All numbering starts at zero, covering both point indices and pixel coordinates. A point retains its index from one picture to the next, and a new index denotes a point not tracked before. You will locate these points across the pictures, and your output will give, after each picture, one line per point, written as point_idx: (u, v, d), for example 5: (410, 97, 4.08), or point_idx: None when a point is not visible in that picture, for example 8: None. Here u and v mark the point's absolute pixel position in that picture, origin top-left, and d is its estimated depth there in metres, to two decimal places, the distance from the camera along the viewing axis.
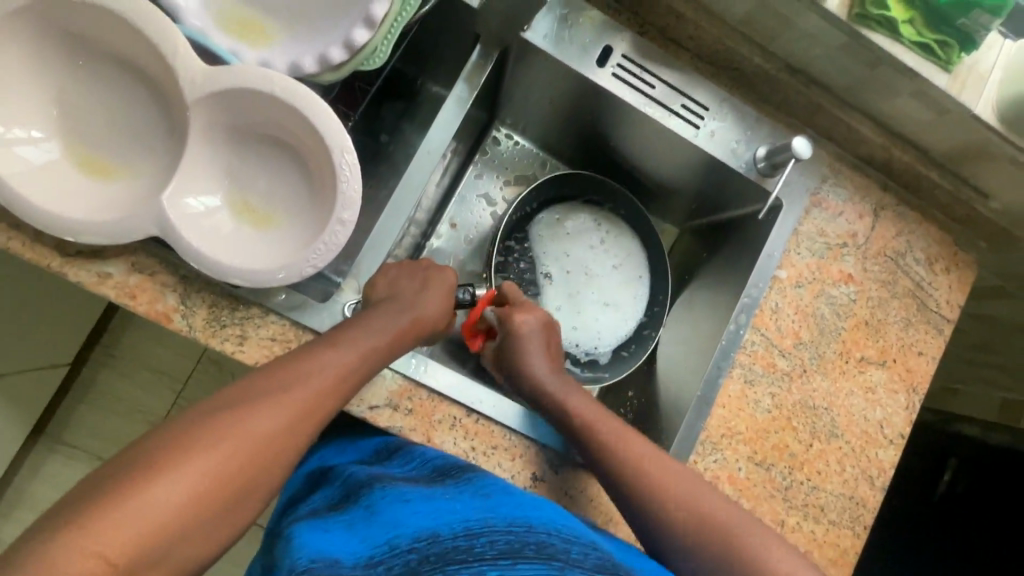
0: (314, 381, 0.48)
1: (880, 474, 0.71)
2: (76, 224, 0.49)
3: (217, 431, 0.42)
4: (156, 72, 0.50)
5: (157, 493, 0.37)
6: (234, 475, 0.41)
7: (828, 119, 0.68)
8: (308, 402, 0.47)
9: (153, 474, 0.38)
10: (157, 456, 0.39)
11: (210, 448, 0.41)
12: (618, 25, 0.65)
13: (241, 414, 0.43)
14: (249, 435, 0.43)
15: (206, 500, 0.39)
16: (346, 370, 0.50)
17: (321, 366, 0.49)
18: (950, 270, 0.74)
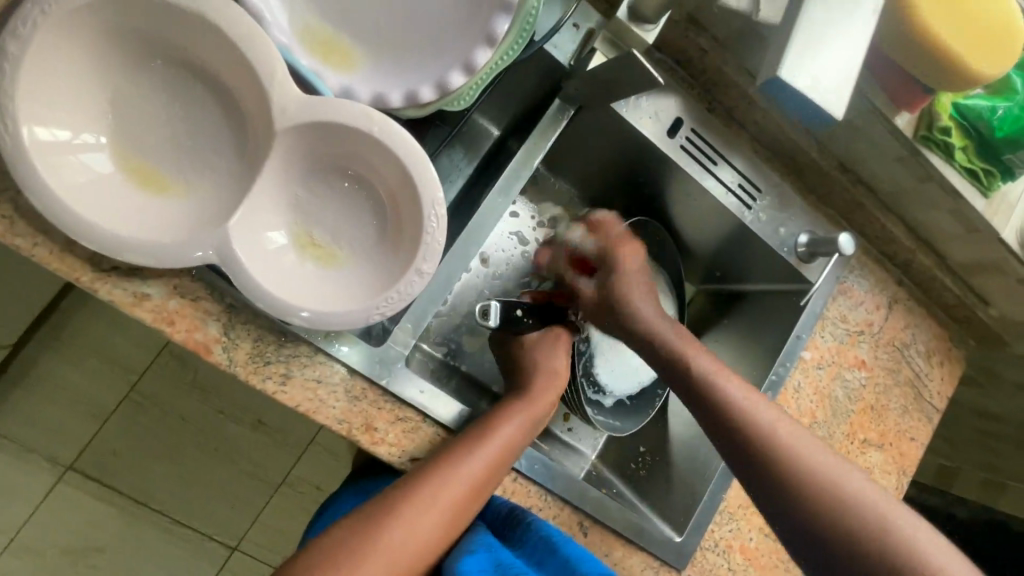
0: (505, 433, 0.56)
1: None
2: (127, 244, 0.44)
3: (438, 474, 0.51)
4: (241, 91, 0.47)
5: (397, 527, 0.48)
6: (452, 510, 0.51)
7: (863, 216, 0.73)
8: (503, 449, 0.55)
9: (393, 514, 0.48)
10: (371, 521, 0.47)
11: (408, 515, 0.49)
12: (689, 101, 0.67)
13: (430, 483, 0.50)
14: (433, 501, 0.50)
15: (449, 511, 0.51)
16: (510, 445, 0.56)
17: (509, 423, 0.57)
18: (943, 364, 0.81)
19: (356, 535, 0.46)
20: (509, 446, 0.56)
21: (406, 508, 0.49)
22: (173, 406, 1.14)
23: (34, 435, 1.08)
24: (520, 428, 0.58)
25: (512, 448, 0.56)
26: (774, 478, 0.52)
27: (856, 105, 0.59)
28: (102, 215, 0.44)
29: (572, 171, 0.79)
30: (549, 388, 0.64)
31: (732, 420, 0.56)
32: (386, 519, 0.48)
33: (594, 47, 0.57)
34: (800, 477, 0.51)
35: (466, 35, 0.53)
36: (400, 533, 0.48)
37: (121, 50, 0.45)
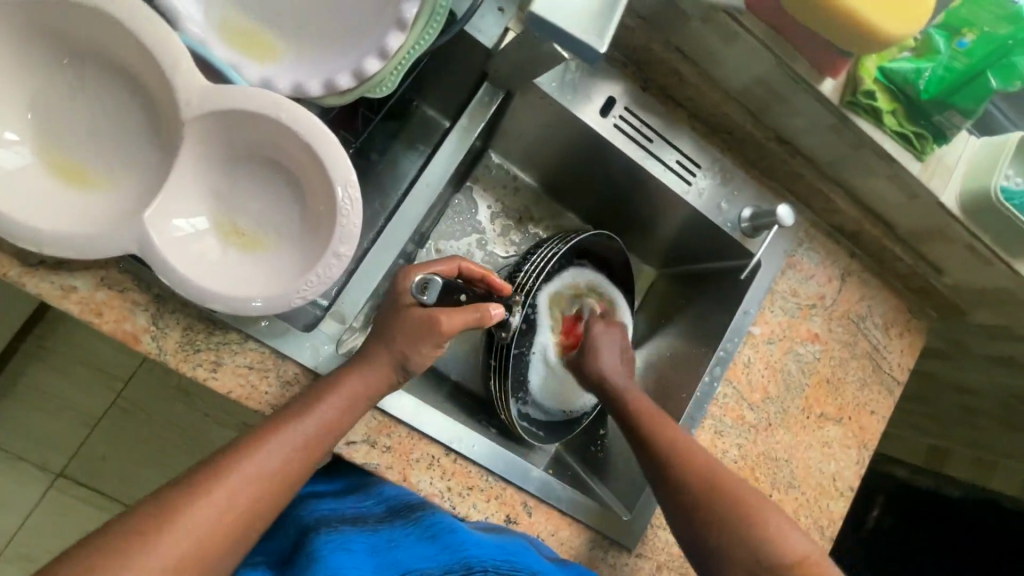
0: (319, 415, 0.50)
1: (830, 525, 0.75)
2: (41, 236, 0.45)
3: (227, 471, 0.46)
4: (152, 84, 0.48)
5: (170, 533, 0.42)
6: (246, 506, 0.46)
7: (807, 188, 0.73)
8: (314, 432, 0.50)
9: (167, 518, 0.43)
10: (149, 522, 0.42)
11: (196, 508, 0.44)
12: (622, 80, 0.67)
13: (225, 471, 0.46)
14: (215, 504, 0.44)
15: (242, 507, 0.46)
16: (322, 425, 0.50)
17: (325, 400, 0.51)
18: (903, 336, 0.80)
19: (111, 550, 0.41)
20: (318, 434, 0.50)
21: (176, 515, 0.43)
22: (155, 411, 1.16)
23: (20, 443, 1.10)
24: (342, 412, 0.51)
25: (336, 424, 0.51)
26: (722, 525, 0.56)
27: (779, 72, 0.60)
28: (20, 207, 0.45)
29: (520, 158, 0.80)
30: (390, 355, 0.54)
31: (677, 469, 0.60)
32: (151, 528, 0.42)
33: (506, 28, 0.62)
34: (747, 527, 0.55)
35: (380, 20, 0.54)
36: (172, 546, 0.42)
37: (37, 51, 0.47)
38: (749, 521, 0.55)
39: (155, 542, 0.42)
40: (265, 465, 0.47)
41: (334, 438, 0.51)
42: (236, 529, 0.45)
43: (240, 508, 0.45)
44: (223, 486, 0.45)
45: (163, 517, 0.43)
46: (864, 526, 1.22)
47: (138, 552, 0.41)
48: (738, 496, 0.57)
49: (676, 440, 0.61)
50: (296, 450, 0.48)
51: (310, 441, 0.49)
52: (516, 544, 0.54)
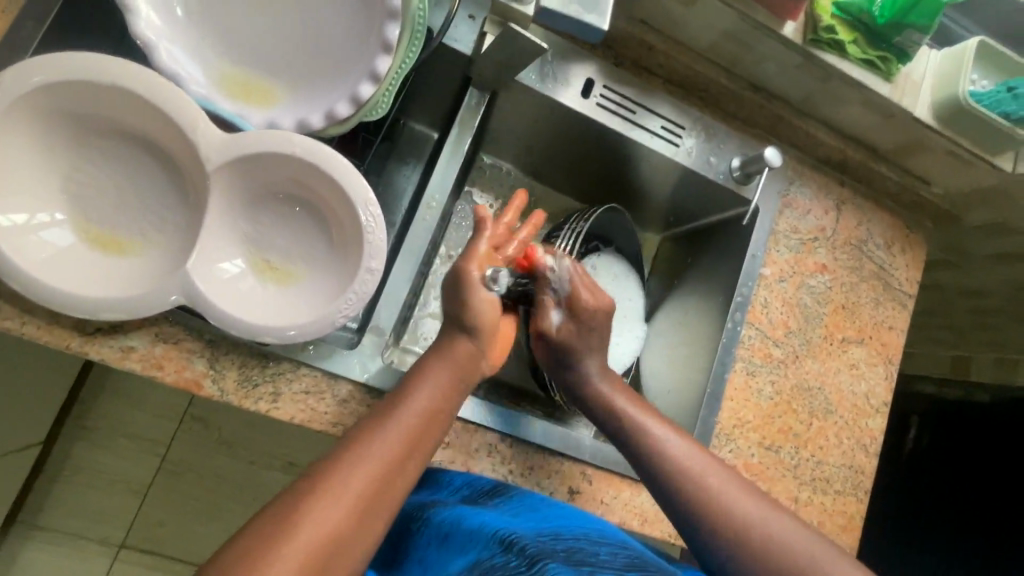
0: (418, 403, 0.53)
1: (872, 441, 0.79)
2: (99, 301, 0.49)
3: (346, 461, 0.47)
4: (173, 146, 0.52)
5: (307, 521, 0.43)
6: (369, 493, 0.47)
7: (788, 128, 0.76)
8: (416, 420, 0.52)
9: (300, 507, 0.44)
10: (285, 512, 0.44)
11: (324, 498, 0.45)
12: (597, 60, 0.71)
13: (344, 461, 0.48)
14: (339, 495, 0.46)
15: (366, 495, 0.47)
16: (424, 412, 0.53)
17: (420, 388, 0.54)
18: (905, 251, 0.83)
19: (248, 548, 0.41)
20: (422, 421, 0.52)
21: (306, 509, 0.44)
22: (205, 466, 1.19)
23: (81, 522, 1.12)
24: (437, 400, 0.54)
25: (436, 411, 0.54)
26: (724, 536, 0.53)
27: (742, 24, 0.64)
28: (75, 280, 0.49)
29: (512, 153, 0.84)
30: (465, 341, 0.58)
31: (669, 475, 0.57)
32: (282, 524, 0.43)
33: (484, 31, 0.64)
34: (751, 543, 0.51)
35: (366, 49, 0.57)
36: (304, 540, 0.43)
37: (62, 134, 0.50)
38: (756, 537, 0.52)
39: (286, 537, 0.42)
40: (377, 455, 0.49)
41: (435, 427, 0.53)
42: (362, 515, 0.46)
43: (361, 498, 0.46)
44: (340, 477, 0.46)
45: (287, 511, 0.44)
46: (907, 446, 1.27)
47: (270, 552, 0.41)
48: (724, 499, 0.54)
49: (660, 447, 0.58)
50: (402, 439, 0.50)
51: (416, 426, 0.52)
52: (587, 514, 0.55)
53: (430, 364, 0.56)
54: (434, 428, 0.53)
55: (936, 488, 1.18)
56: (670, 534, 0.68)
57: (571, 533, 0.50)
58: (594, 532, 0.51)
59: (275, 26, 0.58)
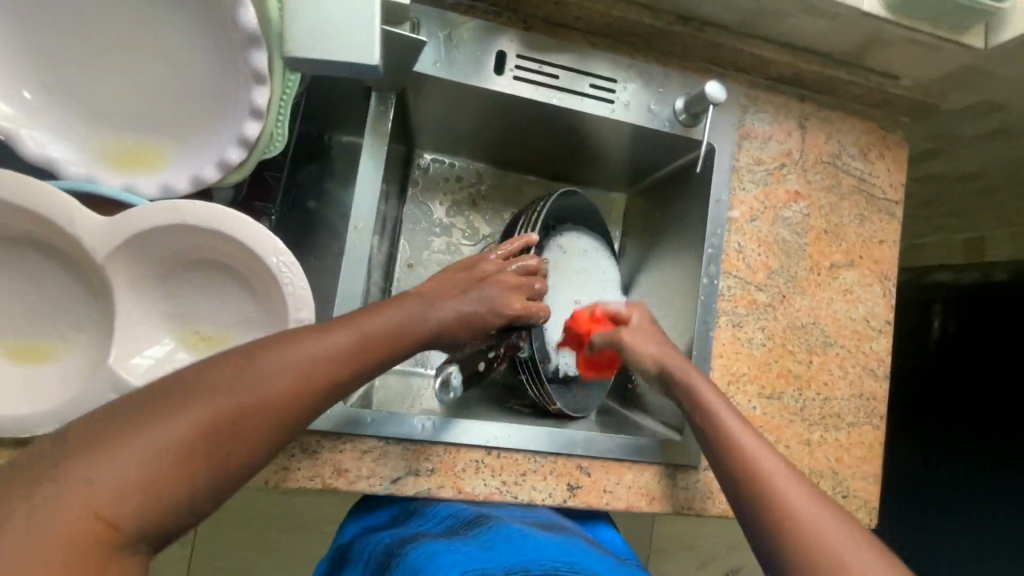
0: (372, 327, 0.47)
1: (880, 364, 0.75)
2: (30, 420, 0.47)
3: (267, 361, 0.41)
4: (58, 242, 0.48)
5: (195, 412, 0.37)
6: (279, 403, 0.40)
7: (729, 54, 0.68)
8: (362, 340, 0.46)
9: (196, 394, 0.38)
10: (181, 391, 0.38)
11: (229, 390, 0.38)
12: (503, 29, 0.64)
13: (266, 358, 0.41)
14: (244, 389, 0.39)
15: (277, 408, 0.40)
16: (376, 339, 0.46)
17: (379, 318, 0.48)
18: (884, 155, 0.77)
19: (121, 420, 0.35)
20: (384, 344, 0.47)
21: (201, 395, 0.38)
22: None
23: None
24: (406, 327, 0.49)
25: (390, 348, 0.48)
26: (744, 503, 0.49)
27: None
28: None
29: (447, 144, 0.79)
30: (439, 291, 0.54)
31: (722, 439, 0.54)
32: (172, 401, 0.37)
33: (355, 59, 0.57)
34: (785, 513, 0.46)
35: (239, 81, 0.51)
36: (180, 430, 0.36)
37: None
38: (785, 500, 0.47)
39: (168, 420, 0.36)
40: (322, 359, 0.43)
41: (397, 353, 0.48)
42: (264, 427, 0.39)
43: (271, 401, 0.40)
44: (269, 365, 0.41)
45: (193, 383, 0.38)
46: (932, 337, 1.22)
47: (144, 429, 0.35)
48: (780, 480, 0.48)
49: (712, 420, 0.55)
50: (340, 354, 0.44)
51: (363, 348, 0.45)
52: (579, 555, 0.48)
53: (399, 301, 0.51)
54: (382, 359, 0.47)
55: (964, 387, 1.13)
56: (681, 506, 0.66)
57: (542, 568, 0.42)
58: (570, 567, 0.43)
59: (142, 79, 0.53)
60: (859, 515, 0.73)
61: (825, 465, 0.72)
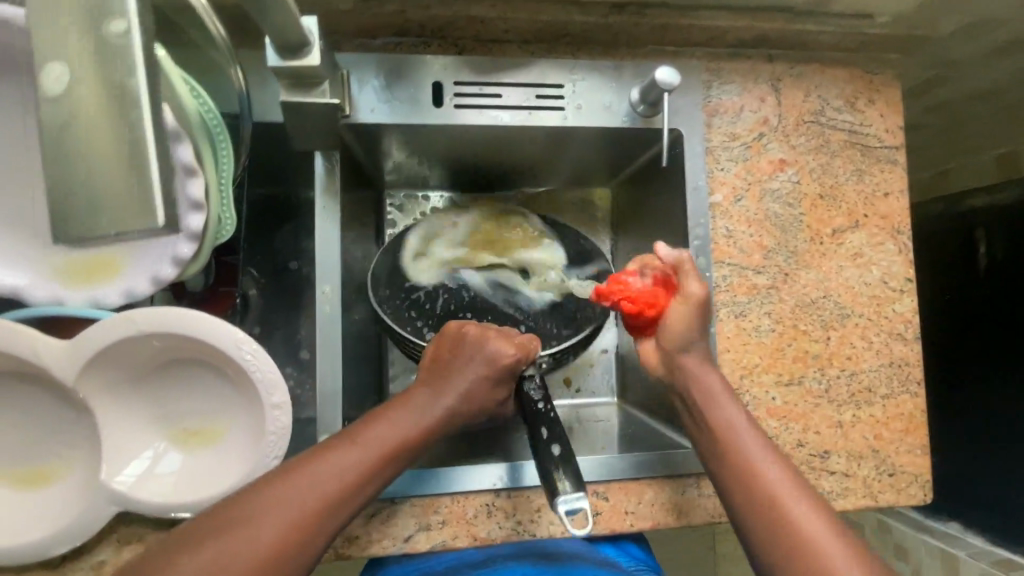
0: (338, 456, 0.47)
1: (908, 326, 0.69)
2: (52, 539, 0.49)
3: (233, 519, 0.42)
4: (34, 370, 0.49)
5: None
6: (244, 559, 0.41)
7: (679, 32, 0.63)
8: (325, 477, 0.45)
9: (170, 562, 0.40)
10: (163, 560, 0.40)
11: (201, 550, 0.41)
12: (434, 61, 0.61)
13: (234, 512, 0.43)
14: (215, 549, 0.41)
15: (245, 562, 0.41)
16: (342, 470, 0.46)
17: (345, 444, 0.48)
18: (874, 101, 0.70)
19: None
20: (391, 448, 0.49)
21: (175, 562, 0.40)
22: None
23: None
24: (410, 425, 0.51)
25: (363, 472, 0.47)
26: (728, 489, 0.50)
27: None
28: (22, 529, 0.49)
29: (412, 179, 0.77)
30: (408, 395, 0.53)
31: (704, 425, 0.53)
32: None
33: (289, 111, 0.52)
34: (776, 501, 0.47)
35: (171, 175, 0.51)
36: None
37: None
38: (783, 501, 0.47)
39: None
40: (282, 506, 0.43)
41: (376, 476, 0.48)
42: None
43: (237, 558, 0.40)
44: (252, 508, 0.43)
45: (182, 548, 0.41)
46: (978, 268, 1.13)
47: None
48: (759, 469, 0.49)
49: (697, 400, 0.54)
50: (304, 497, 0.44)
51: (327, 487, 0.45)
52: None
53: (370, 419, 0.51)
54: (354, 488, 0.46)
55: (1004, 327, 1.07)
56: (710, 514, 0.63)
57: None
58: None
59: None
60: (911, 491, 0.67)
61: (864, 444, 0.67)
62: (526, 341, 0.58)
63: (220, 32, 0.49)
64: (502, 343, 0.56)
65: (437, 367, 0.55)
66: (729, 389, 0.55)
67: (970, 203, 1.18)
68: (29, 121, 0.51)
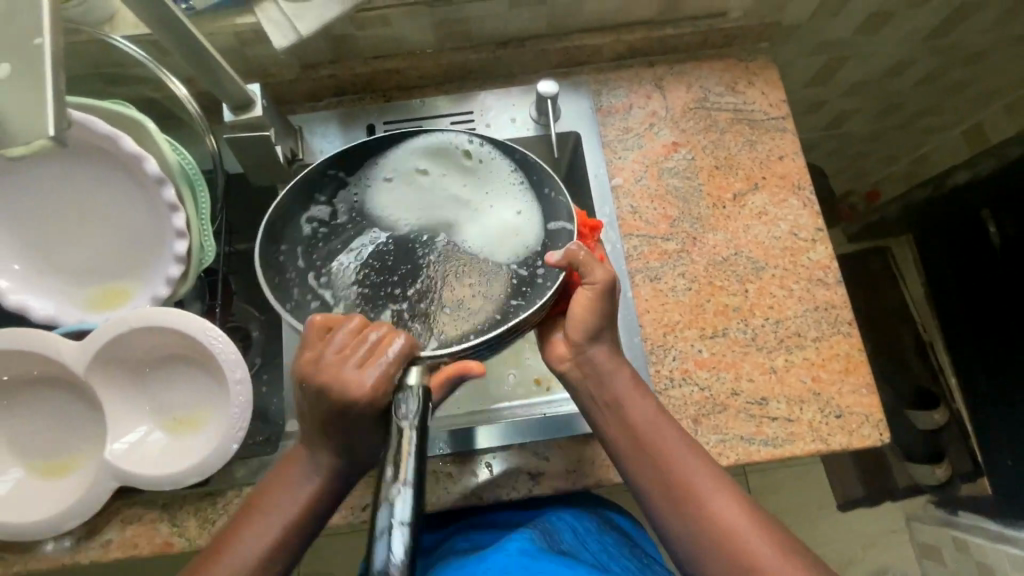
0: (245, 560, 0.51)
1: (828, 271, 0.72)
2: (65, 514, 0.60)
3: None
4: (59, 373, 0.63)
5: None
6: None
7: (561, 54, 0.77)
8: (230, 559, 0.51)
9: None
10: None
11: None
12: (366, 110, 0.77)
13: None
14: None
15: None
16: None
17: (246, 547, 0.52)
18: (753, 82, 0.79)
19: None
20: (272, 548, 0.52)
21: None
22: None
23: None
24: (284, 519, 0.53)
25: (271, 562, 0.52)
26: (680, 505, 0.53)
27: (435, 10, 0.68)
28: (43, 508, 0.61)
29: None
30: (295, 460, 0.56)
31: (665, 486, 0.54)
32: None
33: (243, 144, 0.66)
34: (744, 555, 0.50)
35: (162, 215, 0.66)
36: None
37: None
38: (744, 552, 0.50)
39: None
40: None
41: (286, 543, 0.53)
42: None
43: None
44: None
45: None
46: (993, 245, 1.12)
47: None
48: (730, 526, 0.51)
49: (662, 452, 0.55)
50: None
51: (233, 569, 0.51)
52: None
53: (259, 495, 0.55)
54: None
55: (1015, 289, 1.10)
56: None
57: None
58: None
59: (100, 240, 0.68)
60: (865, 432, 0.66)
61: (803, 388, 0.68)
62: (399, 347, 0.49)
63: (195, 108, 0.67)
64: (369, 370, 0.48)
65: (314, 354, 0.51)
66: (664, 411, 0.58)
67: (952, 180, 1.18)
68: (49, 188, 0.67)
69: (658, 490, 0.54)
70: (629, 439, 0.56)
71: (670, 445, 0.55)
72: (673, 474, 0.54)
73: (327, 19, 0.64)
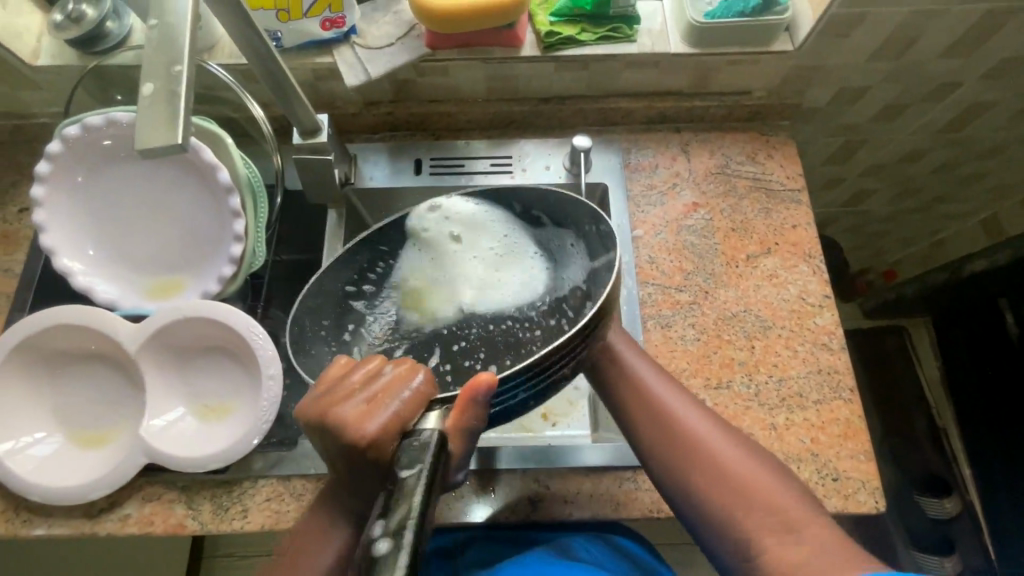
0: None
1: (832, 336, 0.75)
2: (95, 483, 0.64)
3: None
4: (112, 352, 0.69)
5: None
6: None
7: (596, 114, 0.85)
8: None
9: None
10: None
11: None
12: (415, 146, 0.85)
13: None
14: None
15: None
16: None
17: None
18: (773, 155, 0.85)
19: None
20: None
21: None
22: None
23: None
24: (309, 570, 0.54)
25: None
26: (685, 461, 0.56)
27: (489, 66, 0.77)
28: (77, 475, 0.65)
29: None
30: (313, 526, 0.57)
31: (671, 444, 0.57)
32: None
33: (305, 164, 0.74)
34: (751, 505, 0.52)
35: (224, 220, 0.73)
36: None
37: (47, 377, 0.69)
38: (752, 500, 0.52)
39: None
40: None
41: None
42: None
43: None
44: None
45: None
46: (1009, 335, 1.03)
47: None
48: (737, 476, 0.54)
49: (669, 411, 0.59)
50: None
51: None
52: None
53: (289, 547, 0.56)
54: None
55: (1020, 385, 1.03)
56: (650, 507, 0.67)
57: None
58: None
59: (165, 237, 0.76)
60: (861, 498, 0.67)
61: (801, 447, 0.70)
62: (417, 387, 0.48)
63: (268, 129, 0.77)
64: (377, 409, 0.46)
65: (326, 389, 0.51)
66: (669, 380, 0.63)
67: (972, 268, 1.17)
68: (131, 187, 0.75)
69: (667, 451, 0.57)
70: (634, 401, 0.61)
71: (674, 405, 0.60)
72: (678, 432, 0.58)
73: (394, 66, 0.75)
